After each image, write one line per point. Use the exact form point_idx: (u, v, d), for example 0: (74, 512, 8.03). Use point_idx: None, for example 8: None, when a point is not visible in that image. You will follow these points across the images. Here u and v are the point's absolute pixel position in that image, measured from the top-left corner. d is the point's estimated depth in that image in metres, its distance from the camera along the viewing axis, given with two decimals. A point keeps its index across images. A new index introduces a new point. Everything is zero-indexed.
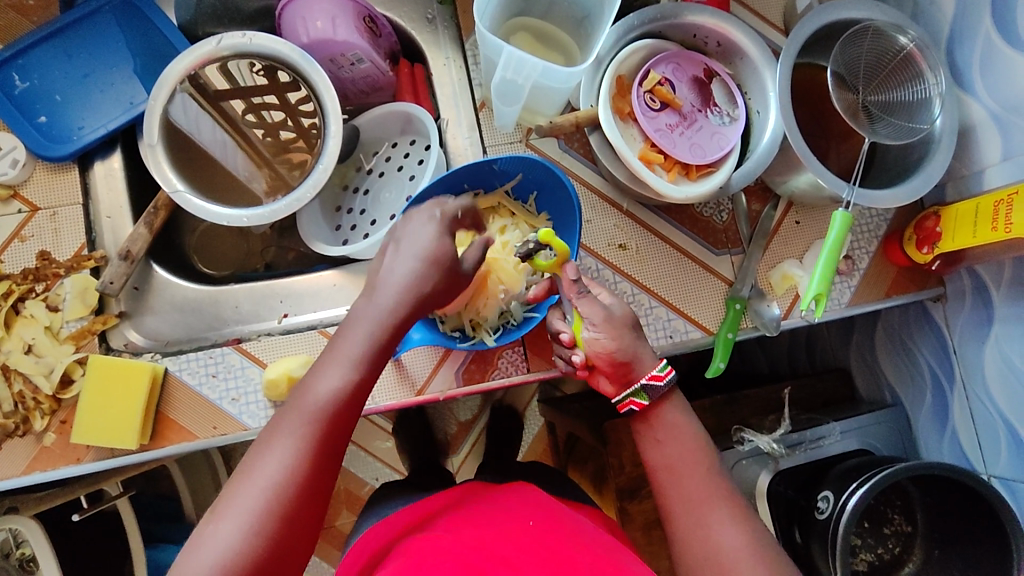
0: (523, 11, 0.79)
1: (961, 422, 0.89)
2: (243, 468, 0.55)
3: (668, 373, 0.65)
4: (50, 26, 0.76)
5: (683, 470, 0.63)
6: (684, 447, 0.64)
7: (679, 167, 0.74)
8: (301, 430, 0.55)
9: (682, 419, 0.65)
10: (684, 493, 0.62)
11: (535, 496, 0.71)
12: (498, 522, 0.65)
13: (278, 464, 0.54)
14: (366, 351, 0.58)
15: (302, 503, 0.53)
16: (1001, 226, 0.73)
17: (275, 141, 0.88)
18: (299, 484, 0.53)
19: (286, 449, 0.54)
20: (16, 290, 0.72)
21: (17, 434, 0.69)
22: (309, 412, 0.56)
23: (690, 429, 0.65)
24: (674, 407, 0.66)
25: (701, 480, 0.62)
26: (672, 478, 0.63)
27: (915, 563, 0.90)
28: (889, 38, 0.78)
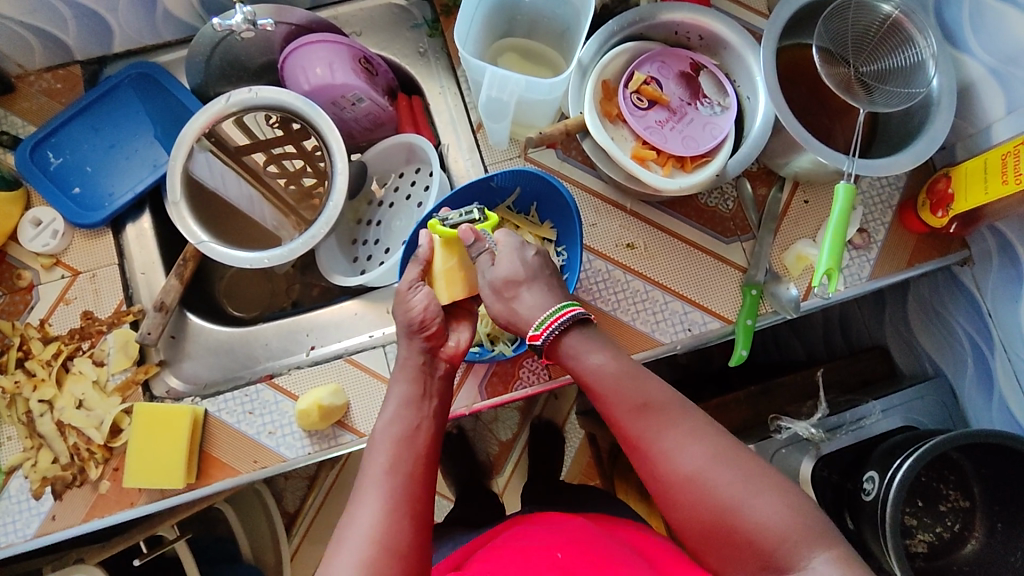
0: (508, 33, 0.82)
1: (1007, 386, 0.86)
2: (338, 535, 0.55)
3: (545, 329, 0.63)
4: (77, 106, 0.84)
5: (617, 407, 0.60)
6: (611, 383, 0.61)
7: (674, 160, 0.75)
8: (383, 477, 0.57)
9: (594, 351, 0.63)
10: (626, 426, 0.60)
11: (578, 524, 0.69)
12: (529, 553, 0.64)
13: (371, 514, 0.55)
14: (416, 388, 0.64)
15: (409, 539, 0.54)
16: (1011, 178, 0.71)
17: (298, 188, 0.92)
18: (403, 512, 0.55)
19: (375, 498, 0.56)
20: (65, 349, 0.77)
21: (76, 485, 0.73)
22: (382, 460, 0.58)
23: (607, 361, 0.62)
24: (573, 343, 0.63)
25: (636, 411, 0.59)
26: (615, 414, 0.61)
27: (977, 539, 0.86)
28: (872, 8, 0.78)
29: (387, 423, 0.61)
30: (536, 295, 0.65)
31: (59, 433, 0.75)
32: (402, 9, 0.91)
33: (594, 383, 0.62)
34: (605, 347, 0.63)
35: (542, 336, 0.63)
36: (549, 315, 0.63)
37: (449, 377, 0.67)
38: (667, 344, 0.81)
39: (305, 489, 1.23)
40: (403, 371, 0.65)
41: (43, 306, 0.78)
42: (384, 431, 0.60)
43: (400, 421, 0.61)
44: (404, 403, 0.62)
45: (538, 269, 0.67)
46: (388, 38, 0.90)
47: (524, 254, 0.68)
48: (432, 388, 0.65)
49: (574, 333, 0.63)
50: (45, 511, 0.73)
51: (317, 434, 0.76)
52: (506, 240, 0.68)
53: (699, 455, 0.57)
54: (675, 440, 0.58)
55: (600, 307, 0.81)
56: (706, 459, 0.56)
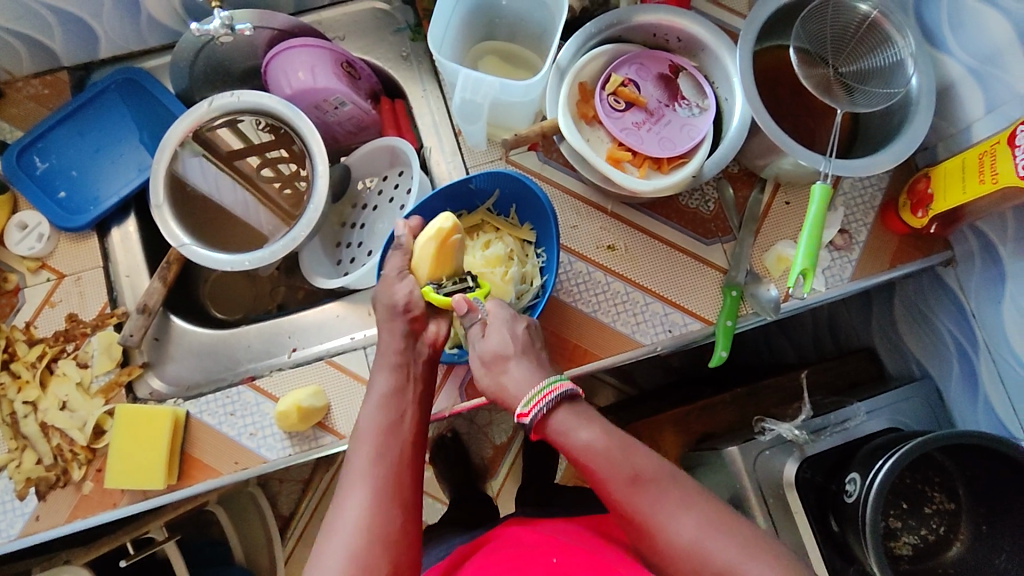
0: (488, 36, 0.83)
1: (991, 387, 0.86)
2: (328, 526, 0.56)
3: (533, 407, 0.60)
4: (63, 111, 0.85)
5: (609, 485, 0.58)
6: (603, 457, 0.58)
7: (650, 162, 0.76)
8: (370, 467, 0.57)
9: (582, 425, 0.60)
10: (620, 502, 0.58)
11: (575, 528, 0.69)
12: (524, 559, 0.64)
13: (360, 505, 0.55)
14: (398, 377, 0.64)
15: (398, 527, 0.55)
16: (988, 177, 0.70)
17: (293, 192, 0.91)
18: (389, 502, 0.56)
19: (363, 488, 0.56)
20: (50, 351, 0.78)
21: (59, 485, 0.74)
22: (367, 450, 0.58)
23: (596, 436, 0.59)
24: (561, 419, 0.60)
25: (629, 484, 0.58)
26: (606, 488, 0.59)
27: (963, 542, 0.85)
28: (850, 8, 0.78)
29: (370, 413, 0.62)
30: (524, 371, 0.63)
31: (43, 434, 0.76)
32: (386, 14, 0.91)
33: (584, 459, 0.59)
34: (594, 422, 0.60)
35: (530, 414, 0.60)
36: (538, 391, 0.61)
37: (431, 363, 0.68)
38: (647, 346, 0.81)
39: (300, 492, 1.20)
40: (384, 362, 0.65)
41: (28, 308, 0.79)
42: (368, 420, 0.61)
43: (385, 411, 0.61)
44: (387, 392, 0.63)
45: (527, 344, 0.66)
46: (371, 43, 0.91)
47: (513, 327, 0.67)
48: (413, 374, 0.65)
49: (563, 409, 0.61)
50: (29, 512, 0.74)
51: (297, 436, 0.76)
52: (497, 313, 0.68)
53: (696, 524, 0.56)
54: (672, 513, 0.56)
55: (580, 309, 0.82)
56: (704, 528, 0.56)
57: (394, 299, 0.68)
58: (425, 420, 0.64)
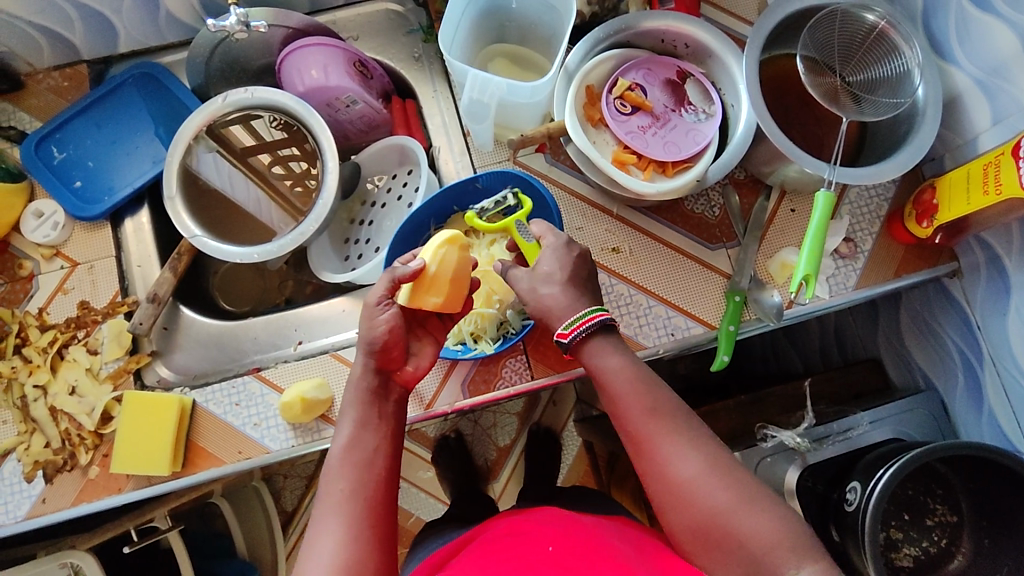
0: (499, 39, 0.84)
1: (995, 400, 0.85)
2: (302, 560, 0.56)
3: (573, 330, 0.65)
4: (81, 104, 0.87)
5: (628, 409, 0.62)
6: (625, 383, 0.63)
7: (654, 165, 0.76)
8: (341, 506, 0.57)
9: (613, 355, 0.65)
10: (633, 429, 0.62)
11: (562, 516, 0.69)
12: (519, 548, 0.63)
13: (331, 546, 0.55)
14: (368, 410, 0.63)
15: (372, 564, 0.55)
16: (992, 190, 0.71)
17: (304, 190, 0.93)
18: (362, 538, 0.56)
19: (334, 528, 0.56)
20: (61, 337, 0.79)
21: (66, 469, 0.75)
22: (339, 486, 0.58)
23: (625, 367, 0.64)
24: (597, 346, 0.65)
25: (647, 414, 0.62)
26: (623, 413, 0.63)
27: (964, 555, 0.85)
28: (857, 18, 0.78)
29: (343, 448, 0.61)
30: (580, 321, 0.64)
31: (52, 418, 0.78)
32: (399, 15, 0.93)
33: (609, 384, 0.64)
34: (626, 355, 0.65)
35: (571, 335, 0.65)
36: (581, 315, 0.65)
37: (402, 400, 0.66)
38: (650, 348, 0.82)
39: (304, 487, 1.23)
40: (353, 395, 0.64)
41: (41, 295, 0.81)
42: (338, 458, 0.60)
43: (357, 447, 0.61)
44: (356, 429, 0.62)
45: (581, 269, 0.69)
46: (384, 43, 0.92)
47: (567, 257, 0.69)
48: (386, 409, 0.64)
49: (599, 337, 0.65)
50: (36, 494, 0.75)
51: (300, 427, 0.77)
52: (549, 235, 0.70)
53: (698, 463, 0.59)
54: (678, 447, 0.60)
55: None
56: (703, 470, 0.59)
57: (377, 335, 0.65)
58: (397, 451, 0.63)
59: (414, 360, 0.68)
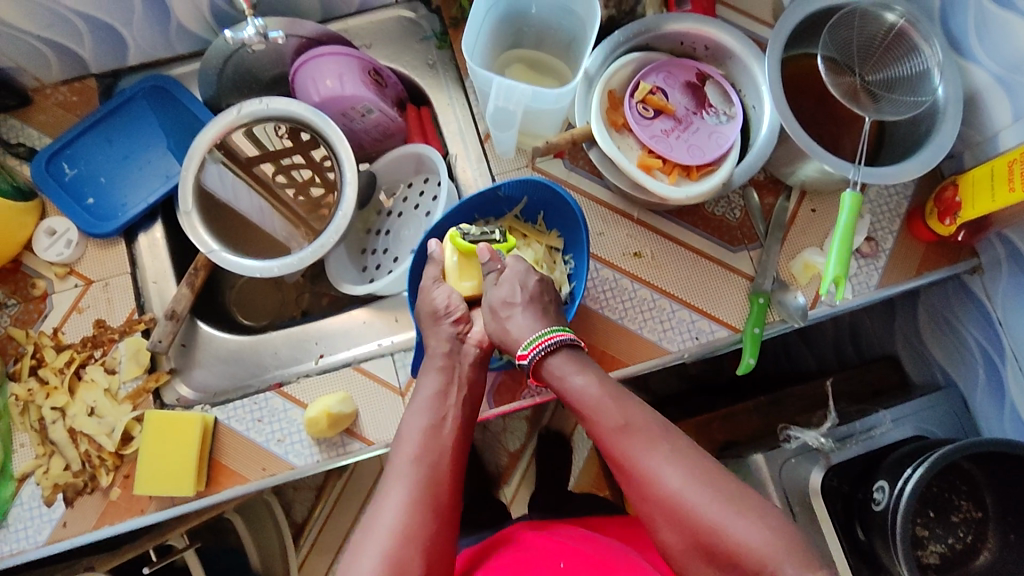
0: (516, 44, 0.83)
1: (1018, 396, 0.85)
2: (364, 524, 0.58)
3: (530, 351, 0.65)
4: (91, 118, 0.85)
5: (600, 427, 0.61)
6: (593, 402, 0.62)
7: (678, 169, 0.76)
8: (409, 466, 0.60)
9: (577, 373, 0.64)
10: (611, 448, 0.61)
11: (585, 535, 0.71)
12: (533, 564, 0.66)
13: (398, 504, 0.57)
14: (440, 380, 0.67)
15: (434, 529, 0.57)
16: (1018, 186, 0.70)
17: (309, 199, 0.93)
18: (425, 498, 0.58)
19: (402, 488, 0.58)
20: (78, 357, 0.78)
21: (87, 491, 0.74)
22: (409, 448, 0.61)
23: (591, 382, 0.63)
24: (558, 363, 0.65)
25: (619, 429, 0.60)
26: (597, 432, 0.62)
27: (990, 550, 0.85)
28: (876, 17, 0.78)
29: (413, 415, 0.64)
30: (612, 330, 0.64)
31: (71, 440, 0.76)
32: (412, 22, 0.92)
33: (578, 403, 0.63)
34: (590, 369, 0.64)
35: (530, 355, 0.65)
36: (538, 335, 0.65)
37: (480, 365, 0.70)
38: (675, 353, 0.81)
39: (314, 499, 1.18)
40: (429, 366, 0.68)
41: (56, 314, 0.80)
42: (411, 422, 0.64)
43: (427, 414, 0.64)
44: (432, 397, 0.65)
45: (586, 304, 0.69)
46: (397, 50, 0.91)
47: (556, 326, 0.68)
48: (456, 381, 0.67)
49: (560, 354, 0.65)
50: (56, 518, 0.73)
51: (325, 442, 0.76)
52: (514, 264, 0.71)
53: (679, 475, 0.57)
54: (656, 460, 0.59)
55: (607, 316, 0.82)
56: (686, 480, 0.57)
57: (435, 303, 0.71)
58: (466, 424, 0.66)
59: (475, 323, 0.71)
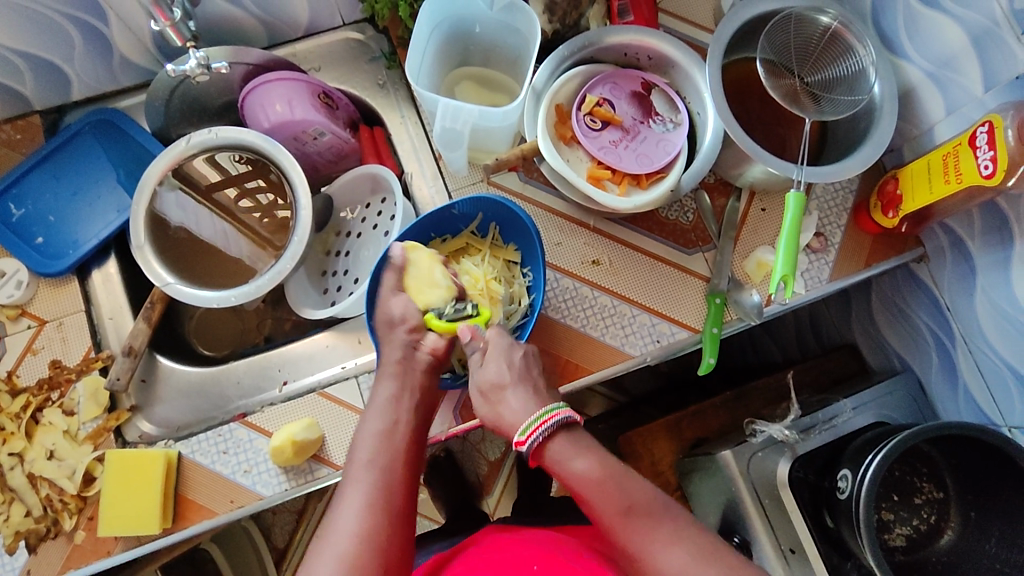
0: (463, 62, 0.84)
1: (970, 377, 0.88)
2: (324, 524, 0.58)
3: (530, 437, 0.62)
4: (37, 155, 0.84)
5: (601, 512, 0.59)
6: (595, 488, 0.60)
7: (629, 178, 0.77)
8: (367, 468, 0.61)
9: (577, 458, 0.61)
10: (614, 532, 0.59)
11: (551, 536, 0.73)
12: (506, 565, 0.68)
13: (356, 504, 0.58)
14: (393, 386, 0.68)
15: (392, 527, 0.58)
16: (954, 178, 0.73)
17: (273, 219, 0.91)
18: (385, 497, 0.59)
19: (359, 491, 0.59)
20: (34, 401, 0.77)
21: (50, 537, 0.73)
22: (368, 453, 0.62)
23: (593, 467, 0.61)
24: (557, 449, 0.62)
25: (620, 513, 0.59)
26: (599, 516, 0.60)
27: (953, 529, 0.87)
28: (812, 21, 0.81)
29: (370, 422, 0.66)
30: (569, 436, 0.63)
31: (32, 485, 0.75)
32: (360, 43, 0.92)
33: (578, 486, 0.61)
34: (591, 451, 0.62)
35: (528, 442, 0.62)
36: (537, 419, 0.62)
37: (432, 371, 0.71)
38: (637, 357, 0.82)
39: (295, 522, 1.15)
40: (380, 378, 0.70)
41: (10, 357, 0.78)
42: (367, 428, 0.65)
43: (383, 417, 0.66)
44: (386, 402, 0.67)
45: None
46: (348, 71, 0.92)
47: (511, 355, 0.68)
48: (411, 387, 0.69)
49: (559, 438, 0.62)
50: (20, 566, 0.72)
51: (293, 470, 0.75)
52: (496, 340, 0.69)
53: (684, 556, 0.57)
54: (660, 543, 0.58)
55: (569, 325, 0.83)
56: (691, 561, 0.56)
57: (391, 312, 0.73)
58: (421, 428, 0.68)
59: (433, 333, 0.73)
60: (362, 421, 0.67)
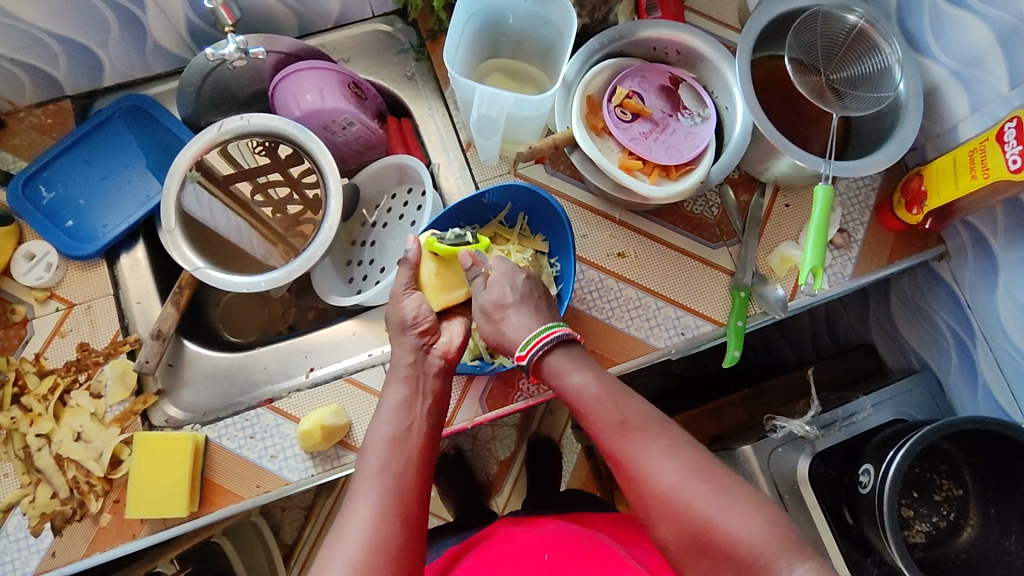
0: (493, 54, 0.85)
1: (990, 375, 0.89)
2: (333, 534, 0.56)
3: (531, 350, 0.66)
4: (69, 139, 0.84)
5: (596, 423, 0.62)
6: (591, 402, 0.62)
7: (659, 169, 0.78)
8: (377, 475, 0.58)
9: (573, 375, 0.64)
10: (609, 446, 0.61)
11: (562, 525, 0.74)
12: (518, 557, 0.68)
13: (366, 513, 0.55)
14: (405, 389, 0.65)
15: (403, 539, 0.55)
16: (980, 173, 0.74)
17: (286, 215, 0.93)
18: (397, 506, 0.56)
19: (369, 499, 0.56)
20: (62, 382, 0.77)
21: (75, 519, 0.72)
22: (379, 459, 0.59)
23: (588, 381, 0.63)
24: (556, 362, 0.65)
25: (614, 427, 0.61)
26: (594, 427, 0.62)
27: (973, 527, 0.87)
28: (839, 19, 0.82)
29: (380, 426, 0.62)
30: (568, 350, 0.66)
31: (58, 466, 0.75)
32: (389, 35, 0.93)
33: (576, 401, 0.63)
34: (588, 368, 0.65)
35: (529, 355, 0.66)
36: (537, 334, 0.66)
37: (443, 375, 0.68)
38: (662, 349, 0.83)
39: (303, 518, 1.15)
40: (392, 380, 0.66)
41: (38, 339, 0.78)
42: (377, 432, 0.62)
43: (394, 422, 0.62)
44: (398, 406, 0.63)
45: None
46: (376, 63, 0.92)
47: None
48: (423, 391, 0.65)
49: (558, 353, 0.66)
50: (45, 548, 0.72)
51: (319, 455, 0.75)
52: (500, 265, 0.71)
53: (676, 471, 0.58)
54: (653, 456, 0.59)
55: (594, 316, 0.83)
56: (685, 480, 0.57)
57: (404, 314, 0.69)
58: (434, 432, 0.64)
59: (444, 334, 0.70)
60: (372, 425, 0.63)
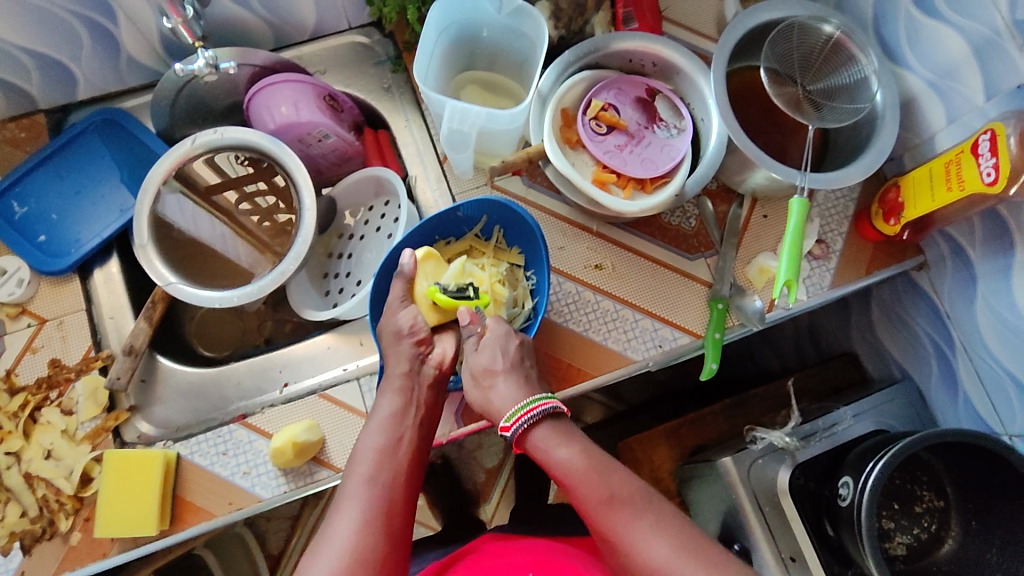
0: (469, 66, 0.85)
1: (970, 385, 0.88)
2: (316, 543, 0.58)
3: (514, 423, 0.65)
4: (42, 153, 0.84)
5: (583, 499, 0.61)
6: (578, 476, 0.61)
7: (634, 182, 0.78)
8: (365, 485, 0.60)
9: (560, 448, 0.63)
10: (597, 522, 0.60)
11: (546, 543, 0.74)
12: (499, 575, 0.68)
13: (352, 523, 0.58)
14: (397, 401, 0.67)
15: (384, 549, 0.57)
16: (955, 185, 0.73)
17: (273, 224, 0.92)
18: (381, 515, 0.59)
19: (355, 509, 0.59)
20: (32, 399, 0.76)
21: (45, 538, 0.72)
22: (367, 469, 0.62)
23: (576, 456, 0.62)
24: (542, 436, 0.64)
25: (602, 502, 0.60)
26: (582, 505, 0.61)
27: (954, 539, 0.87)
28: (815, 30, 0.81)
29: (370, 438, 0.65)
30: (551, 422, 0.65)
31: (28, 485, 0.74)
32: (366, 47, 0.93)
33: (564, 476, 0.62)
34: (574, 440, 0.64)
35: (513, 428, 0.65)
36: (521, 407, 0.65)
37: (436, 385, 0.71)
38: (639, 362, 0.82)
39: (289, 528, 1.13)
40: (385, 392, 0.69)
41: (9, 355, 0.77)
42: (367, 443, 0.64)
43: (383, 434, 0.65)
44: (389, 417, 0.66)
45: None
46: (353, 75, 0.92)
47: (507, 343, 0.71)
48: (415, 403, 0.68)
49: (543, 426, 0.65)
50: (14, 567, 0.71)
51: (292, 472, 0.75)
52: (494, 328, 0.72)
53: (665, 548, 0.57)
54: (642, 533, 0.58)
55: (571, 328, 0.82)
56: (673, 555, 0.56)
57: (399, 324, 0.72)
58: (422, 445, 0.67)
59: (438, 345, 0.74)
60: (363, 436, 0.66)
